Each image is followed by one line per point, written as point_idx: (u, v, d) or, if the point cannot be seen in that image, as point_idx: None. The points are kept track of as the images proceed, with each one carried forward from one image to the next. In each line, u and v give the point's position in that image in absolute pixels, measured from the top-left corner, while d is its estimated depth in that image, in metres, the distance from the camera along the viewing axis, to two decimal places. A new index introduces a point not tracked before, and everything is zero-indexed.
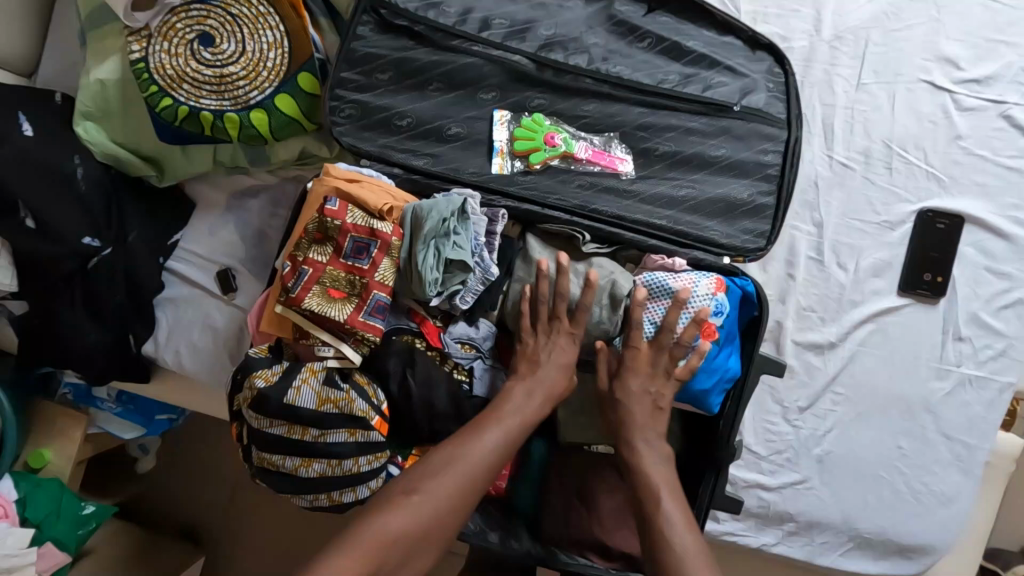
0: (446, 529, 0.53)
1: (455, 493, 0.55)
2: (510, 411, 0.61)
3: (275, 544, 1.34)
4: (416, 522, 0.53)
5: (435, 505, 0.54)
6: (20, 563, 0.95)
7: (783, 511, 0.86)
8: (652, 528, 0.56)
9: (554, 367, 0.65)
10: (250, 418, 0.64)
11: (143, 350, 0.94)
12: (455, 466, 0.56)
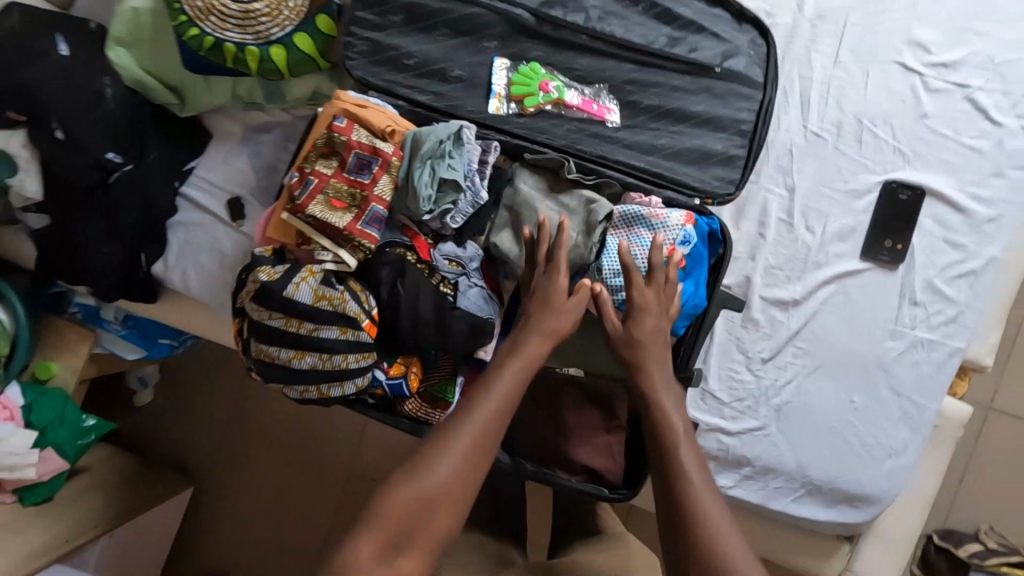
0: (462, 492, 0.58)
1: (475, 447, 0.59)
2: (520, 355, 0.64)
3: (275, 488, 1.41)
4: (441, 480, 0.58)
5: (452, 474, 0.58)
6: (20, 462, 1.02)
7: (741, 456, 0.92)
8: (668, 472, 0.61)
9: (559, 313, 0.67)
10: (251, 310, 0.70)
11: (153, 269, 1.00)
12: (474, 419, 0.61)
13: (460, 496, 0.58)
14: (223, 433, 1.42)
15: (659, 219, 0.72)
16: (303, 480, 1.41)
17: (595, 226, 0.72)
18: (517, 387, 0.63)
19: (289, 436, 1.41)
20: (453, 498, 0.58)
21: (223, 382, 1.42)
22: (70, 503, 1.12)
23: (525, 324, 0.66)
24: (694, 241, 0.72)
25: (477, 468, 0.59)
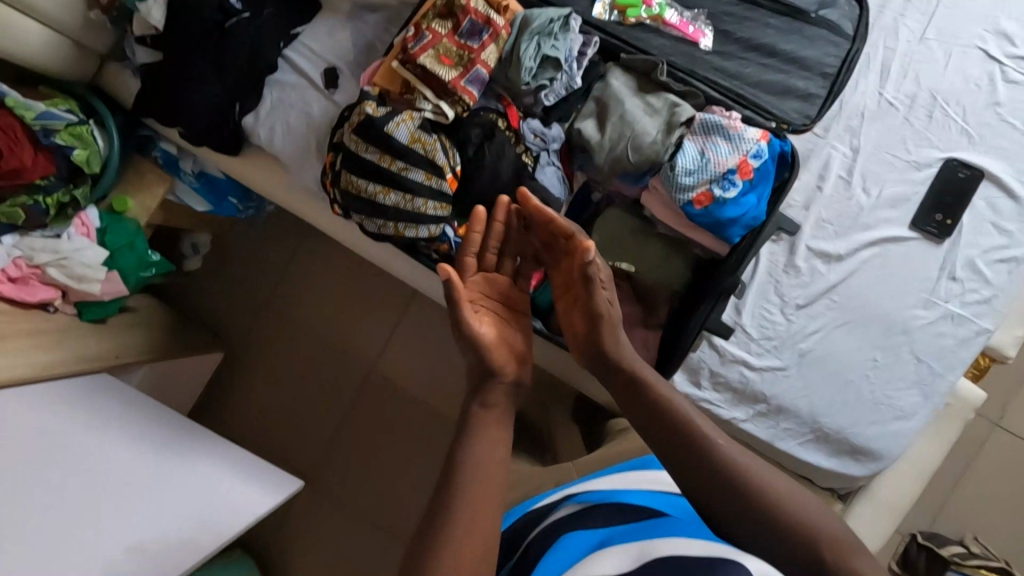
0: (481, 546, 0.59)
1: (484, 492, 0.62)
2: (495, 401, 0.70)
3: (296, 372, 1.47)
4: (467, 536, 0.58)
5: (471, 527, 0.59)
6: (91, 275, 1.08)
7: (758, 392, 0.97)
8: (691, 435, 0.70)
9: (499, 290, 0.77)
10: (350, 141, 0.76)
11: (243, 121, 1.06)
12: (475, 470, 0.63)
13: (472, 547, 0.58)
14: (257, 310, 1.49)
15: (736, 131, 0.76)
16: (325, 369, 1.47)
17: (675, 127, 0.78)
18: (493, 447, 0.65)
19: (319, 326, 1.48)
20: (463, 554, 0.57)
21: (266, 264, 1.49)
22: (117, 331, 1.18)
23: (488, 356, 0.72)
24: (766, 157, 0.76)
25: (478, 537, 0.59)
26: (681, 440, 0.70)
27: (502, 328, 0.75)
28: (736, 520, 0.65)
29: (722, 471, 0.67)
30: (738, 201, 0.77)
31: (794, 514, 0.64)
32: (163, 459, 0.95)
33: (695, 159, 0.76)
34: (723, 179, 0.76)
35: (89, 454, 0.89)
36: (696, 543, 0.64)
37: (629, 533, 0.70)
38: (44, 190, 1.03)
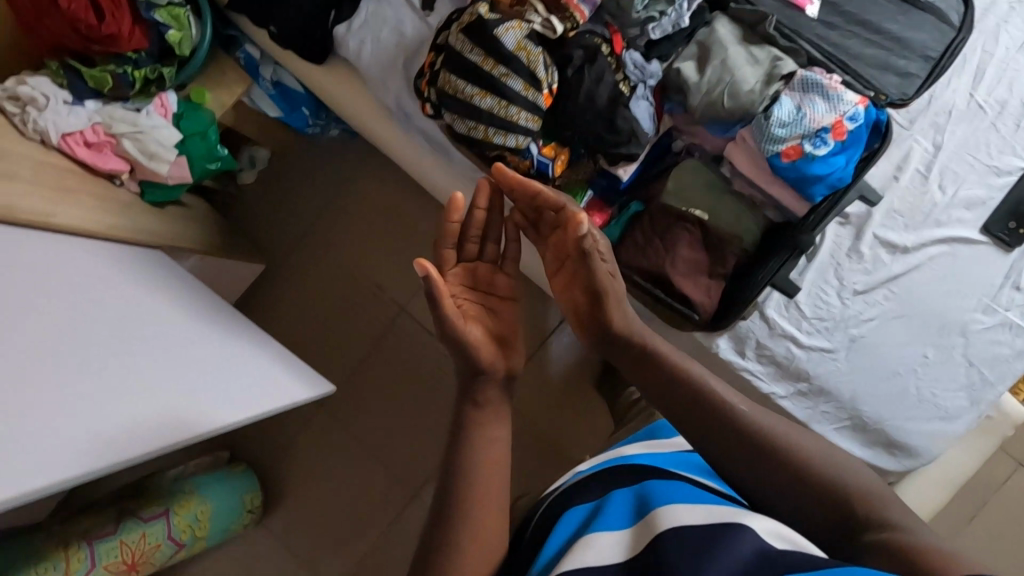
0: (486, 546, 0.70)
1: (490, 497, 0.73)
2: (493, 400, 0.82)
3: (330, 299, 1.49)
4: (475, 543, 0.69)
5: (476, 533, 0.70)
6: (161, 154, 1.09)
7: (801, 370, 0.96)
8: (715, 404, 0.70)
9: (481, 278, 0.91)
10: (456, 41, 0.78)
11: (335, 30, 1.08)
12: (483, 475, 0.74)
13: (480, 550, 0.69)
14: (301, 233, 1.50)
15: (836, 92, 0.77)
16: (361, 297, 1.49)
17: (774, 80, 0.78)
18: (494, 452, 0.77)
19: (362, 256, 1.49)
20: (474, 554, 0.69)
21: (318, 189, 1.50)
22: (176, 220, 1.20)
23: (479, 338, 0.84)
24: (860, 121, 0.77)
25: (485, 538, 0.70)
26: (693, 398, 0.71)
27: (483, 313, 0.88)
28: (762, 483, 0.66)
29: (741, 430, 0.68)
30: (826, 160, 0.77)
31: (826, 478, 0.64)
32: (213, 331, 0.96)
33: (791, 112, 0.76)
34: (816, 136, 0.76)
35: (148, 305, 0.88)
36: (701, 513, 0.61)
37: (624, 510, 0.68)
38: (133, 63, 1.07)
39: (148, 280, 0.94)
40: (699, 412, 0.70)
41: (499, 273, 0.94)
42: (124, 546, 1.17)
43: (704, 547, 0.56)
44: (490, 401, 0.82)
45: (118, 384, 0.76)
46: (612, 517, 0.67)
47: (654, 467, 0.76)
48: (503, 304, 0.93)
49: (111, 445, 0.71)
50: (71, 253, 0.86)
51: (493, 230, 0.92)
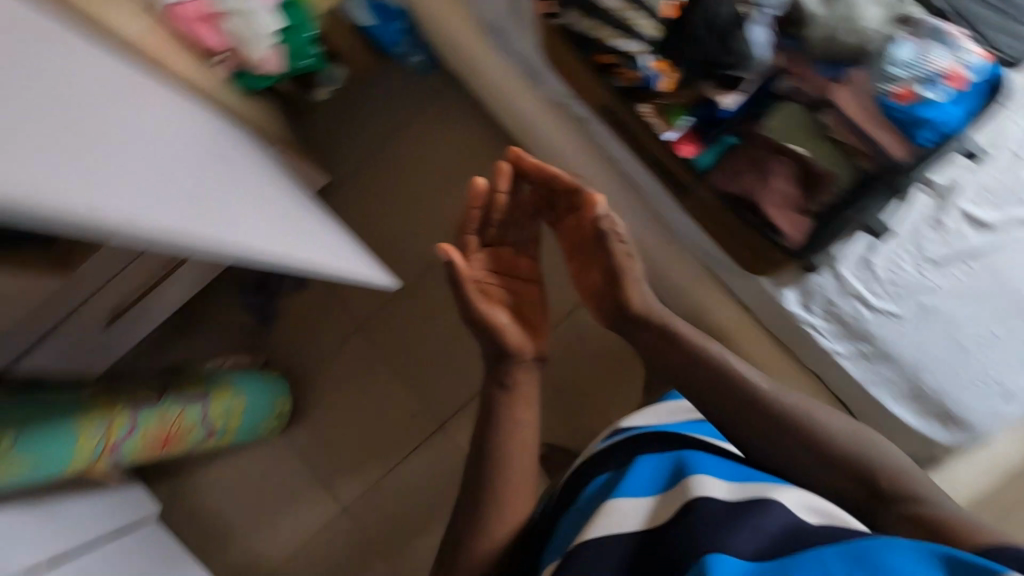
0: (515, 513, 0.89)
1: (521, 478, 0.90)
2: (524, 390, 0.96)
3: (384, 225, 1.51)
4: (510, 514, 0.89)
5: (506, 505, 0.89)
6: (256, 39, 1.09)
7: (866, 331, 0.96)
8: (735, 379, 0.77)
9: (503, 265, 0.98)
10: None
11: None
12: (517, 456, 0.91)
13: (510, 517, 0.89)
14: (366, 158, 1.52)
15: (955, 42, 0.78)
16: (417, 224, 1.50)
17: (897, 24, 0.80)
18: (524, 439, 0.93)
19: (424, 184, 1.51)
20: (509, 521, 0.88)
21: (389, 117, 1.52)
22: (256, 112, 1.21)
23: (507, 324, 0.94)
24: (977, 73, 0.78)
25: (515, 508, 0.89)
26: (714, 387, 0.78)
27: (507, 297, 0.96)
28: (774, 446, 0.75)
29: (762, 411, 0.75)
30: (938, 106, 0.78)
31: (850, 450, 0.71)
32: (273, 198, 0.95)
33: (910, 54, 0.78)
34: (933, 81, 0.77)
35: (215, 156, 0.87)
36: (725, 487, 0.70)
37: (648, 479, 0.77)
38: None
39: (217, 139, 0.93)
40: (722, 391, 0.77)
41: (521, 256, 0.99)
42: (162, 417, 1.18)
43: (732, 519, 0.65)
44: (516, 386, 0.95)
45: (209, 193, 0.74)
46: (636, 484, 0.77)
47: (676, 437, 0.85)
48: (528, 288, 1.00)
49: (206, 214, 0.68)
50: (147, 85, 0.84)
51: (516, 213, 0.95)
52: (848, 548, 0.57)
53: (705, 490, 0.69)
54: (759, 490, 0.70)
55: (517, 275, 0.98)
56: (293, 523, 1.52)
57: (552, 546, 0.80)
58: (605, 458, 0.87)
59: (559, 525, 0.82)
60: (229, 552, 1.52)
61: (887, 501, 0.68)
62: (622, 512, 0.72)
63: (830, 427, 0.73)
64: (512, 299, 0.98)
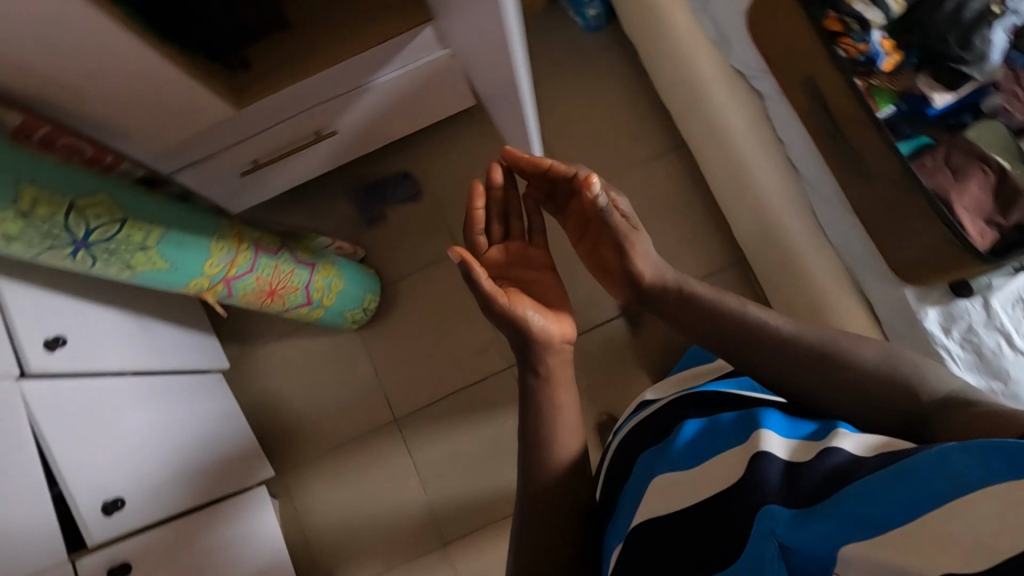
0: (570, 478, 0.90)
1: (568, 447, 0.91)
2: (561, 369, 0.95)
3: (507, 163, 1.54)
4: (557, 478, 0.89)
5: (557, 472, 0.89)
6: None
7: (1002, 368, 0.93)
8: (734, 326, 0.86)
9: (514, 266, 1.02)
10: None
11: None
12: (562, 428, 0.92)
13: (561, 482, 0.90)
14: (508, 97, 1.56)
15: None
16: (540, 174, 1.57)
17: None
18: (564, 411, 0.93)
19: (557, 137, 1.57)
20: (561, 485, 0.89)
21: (543, 65, 1.54)
22: None
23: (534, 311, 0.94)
24: None
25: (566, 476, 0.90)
26: (722, 339, 0.86)
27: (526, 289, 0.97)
28: (825, 394, 0.78)
29: (782, 356, 0.81)
30: None
31: (886, 379, 0.75)
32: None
33: None
34: None
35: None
36: (768, 441, 0.70)
37: (696, 446, 0.76)
38: None
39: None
40: (727, 335, 0.86)
41: (529, 247, 1.03)
42: (275, 269, 1.21)
43: (788, 477, 0.64)
44: (549, 369, 0.93)
45: None
46: (683, 455, 0.76)
47: (708, 402, 0.85)
48: (542, 276, 1.02)
49: None
50: None
51: (516, 209, 1.04)
52: (887, 474, 0.57)
53: (763, 446, 0.68)
54: (815, 447, 0.68)
55: (532, 278, 1.02)
56: (341, 423, 1.55)
57: (620, 514, 0.81)
58: (655, 424, 0.89)
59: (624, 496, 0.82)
60: (275, 433, 1.55)
61: (958, 407, 0.70)
62: (680, 484, 0.72)
63: (863, 357, 0.78)
64: (529, 287, 1.00)
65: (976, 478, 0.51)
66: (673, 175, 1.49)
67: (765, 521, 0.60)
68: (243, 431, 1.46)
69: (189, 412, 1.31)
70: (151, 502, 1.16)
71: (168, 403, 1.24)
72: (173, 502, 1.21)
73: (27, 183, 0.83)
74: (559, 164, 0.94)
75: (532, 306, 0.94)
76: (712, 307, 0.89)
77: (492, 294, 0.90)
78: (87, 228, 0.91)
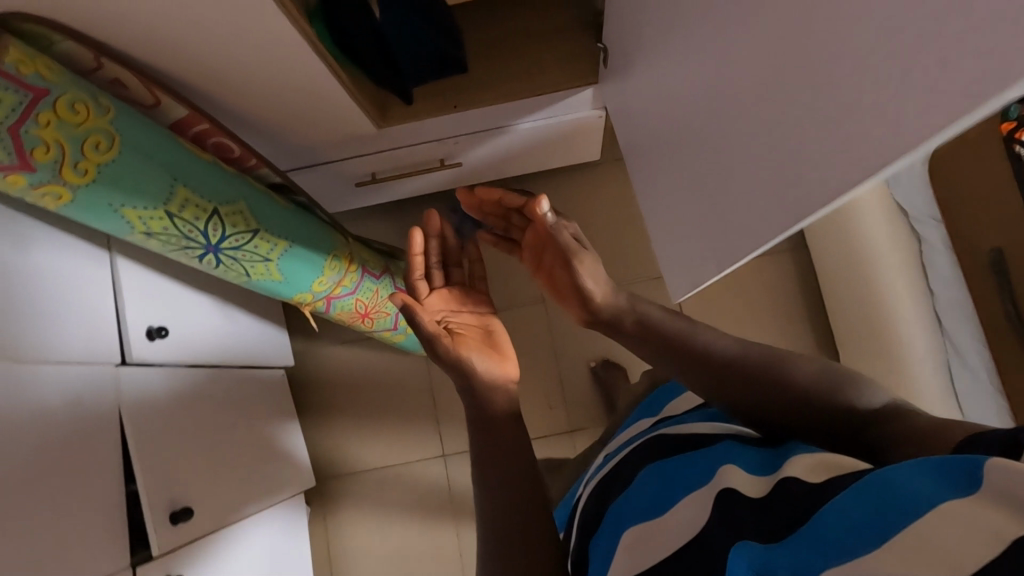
0: (530, 503, 0.75)
1: (507, 452, 0.77)
2: (507, 400, 0.82)
3: (614, 224, 1.53)
4: (509, 499, 0.74)
5: (504, 488, 0.75)
6: None
7: None
8: (686, 351, 0.78)
9: (456, 309, 0.97)
10: None
11: None
12: (508, 440, 0.78)
13: (514, 503, 0.74)
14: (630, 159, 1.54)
15: None
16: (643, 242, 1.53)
17: None
18: (513, 423, 0.80)
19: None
20: (514, 508, 0.74)
21: None
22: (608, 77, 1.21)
23: (476, 356, 0.84)
24: None
25: (518, 500, 0.75)
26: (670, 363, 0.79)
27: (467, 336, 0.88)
28: (775, 419, 0.71)
29: (726, 384, 0.74)
30: None
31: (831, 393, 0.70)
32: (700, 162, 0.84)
33: None
34: None
35: (690, 84, 0.78)
36: (741, 483, 0.59)
37: (660, 481, 0.67)
38: None
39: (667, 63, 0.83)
40: (674, 362, 0.78)
41: (474, 291, 0.99)
42: (375, 294, 1.18)
43: (756, 527, 0.52)
44: (497, 406, 0.81)
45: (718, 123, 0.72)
46: (647, 495, 0.67)
47: (674, 445, 0.75)
48: (485, 323, 0.95)
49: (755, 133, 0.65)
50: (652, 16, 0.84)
51: (454, 253, 1.00)
52: (857, 496, 0.48)
53: (727, 482, 0.60)
54: (774, 480, 0.59)
55: (471, 323, 0.95)
56: (390, 445, 1.53)
57: (596, 566, 0.67)
58: (625, 465, 0.78)
59: (595, 531, 0.71)
60: (322, 440, 1.53)
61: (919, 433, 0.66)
62: (649, 538, 0.60)
63: (806, 371, 0.72)
64: (473, 330, 0.92)
65: (930, 488, 0.44)
66: (784, 277, 1.43)
67: (735, 563, 0.47)
68: (296, 444, 1.41)
69: (253, 413, 1.28)
70: (221, 510, 1.08)
71: (236, 399, 1.23)
72: (241, 504, 1.14)
73: (181, 184, 0.81)
74: (504, 191, 0.87)
75: (478, 347, 0.86)
76: (673, 334, 0.79)
77: (434, 334, 0.82)
78: (221, 234, 0.88)
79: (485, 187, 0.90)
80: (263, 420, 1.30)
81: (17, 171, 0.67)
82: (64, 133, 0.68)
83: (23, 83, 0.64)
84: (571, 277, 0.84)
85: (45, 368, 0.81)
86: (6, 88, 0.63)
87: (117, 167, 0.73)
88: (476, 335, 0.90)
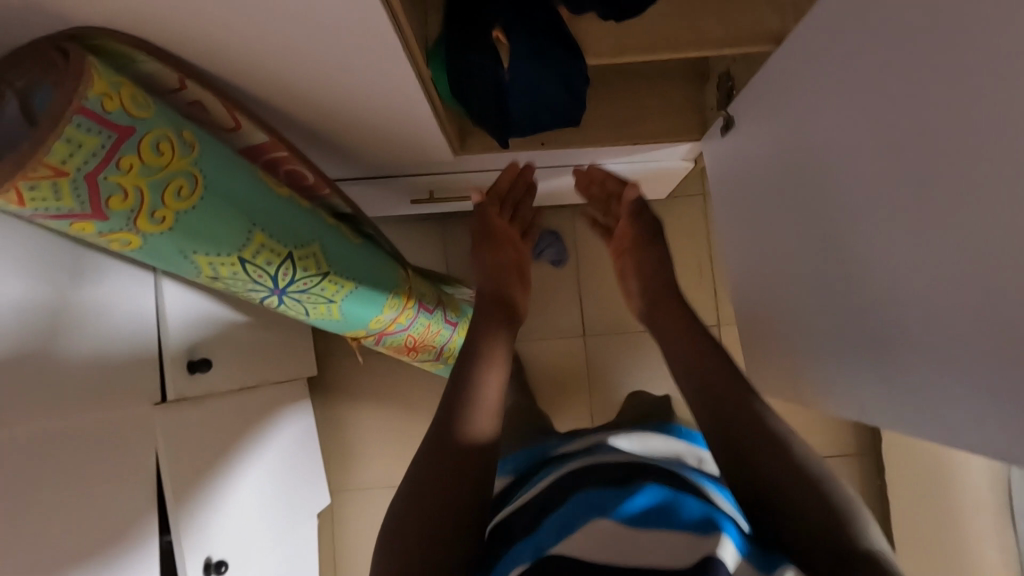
0: (482, 455, 0.62)
1: (485, 398, 0.66)
2: (499, 353, 0.72)
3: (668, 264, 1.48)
4: (465, 439, 0.62)
5: (463, 426, 0.63)
6: None
7: None
8: (701, 357, 0.76)
9: (503, 247, 0.93)
10: None
11: None
12: (487, 383, 0.67)
13: (470, 445, 0.61)
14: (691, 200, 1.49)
15: None
16: (691, 281, 1.48)
17: None
18: (496, 369, 0.70)
19: (715, 249, 1.48)
20: (467, 448, 0.61)
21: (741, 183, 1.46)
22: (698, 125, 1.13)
23: (518, 285, 0.89)
24: None
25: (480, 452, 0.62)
26: (699, 404, 0.71)
27: (508, 265, 0.91)
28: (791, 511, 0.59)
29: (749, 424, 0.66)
30: None
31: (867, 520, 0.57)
32: None
33: None
34: None
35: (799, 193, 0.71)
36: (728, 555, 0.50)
37: (650, 501, 0.59)
38: None
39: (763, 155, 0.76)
40: (682, 359, 0.78)
41: (523, 241, 0.97)
42: (427, 328, 1.11)
43: None
44: (488, 346, 0.72)
45: None
46: (630, 507, 0.58)
47: (671, 476, 0.67)
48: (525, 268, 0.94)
49: None
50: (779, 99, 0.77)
51: (520, 202, 1.00)
52: None
53: (722, 553, 0.50)
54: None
55: (509, 261, 0.92)
56: (411, 463, 1.46)
57: (528, 543, 0.57)
58: (607, 468, 0.69)
59: (554, 511, 0.61)
60: (340, 451, 1.47)
61: None
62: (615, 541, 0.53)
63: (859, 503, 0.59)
64: (513, 267, 0.91)
65: None
66: None
67: None
68: (314, 441, 1.29)
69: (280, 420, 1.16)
70: (252, 553, 1.01)
71: (272, 421, 1.13)
72: (266, 541, 1.06)
73: (259, 229, 0.71)
74: (610, 174, 1.00)
75: (515, 277, 0.89)
76: (688, 342, 0.79)
77: (483, 245, 0.92)
78: (290, 278, 0.79)
79: (600, 169, 1.00)
80: (287, 421, 1.19)
81: (88, 219, 0.57)
82: (147, 180, 0.58)
83: (110, 122, 0.53)
84: (637, 261, 0.94)
85: (87, 423, 0.72)
86: (92, 130, 0.52)
87: (195, 215, 0.63)
88: (513, 273, 0.91)
